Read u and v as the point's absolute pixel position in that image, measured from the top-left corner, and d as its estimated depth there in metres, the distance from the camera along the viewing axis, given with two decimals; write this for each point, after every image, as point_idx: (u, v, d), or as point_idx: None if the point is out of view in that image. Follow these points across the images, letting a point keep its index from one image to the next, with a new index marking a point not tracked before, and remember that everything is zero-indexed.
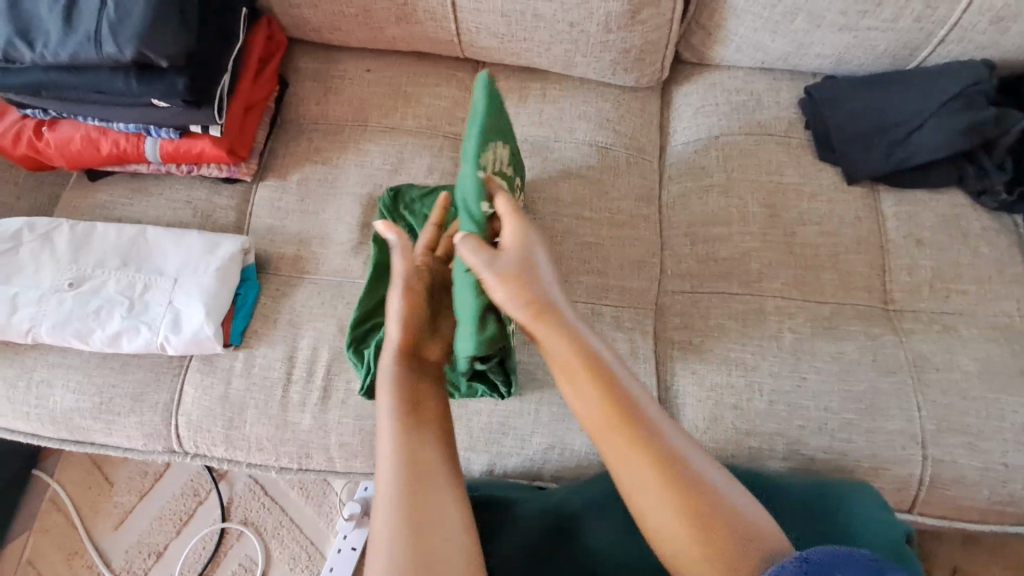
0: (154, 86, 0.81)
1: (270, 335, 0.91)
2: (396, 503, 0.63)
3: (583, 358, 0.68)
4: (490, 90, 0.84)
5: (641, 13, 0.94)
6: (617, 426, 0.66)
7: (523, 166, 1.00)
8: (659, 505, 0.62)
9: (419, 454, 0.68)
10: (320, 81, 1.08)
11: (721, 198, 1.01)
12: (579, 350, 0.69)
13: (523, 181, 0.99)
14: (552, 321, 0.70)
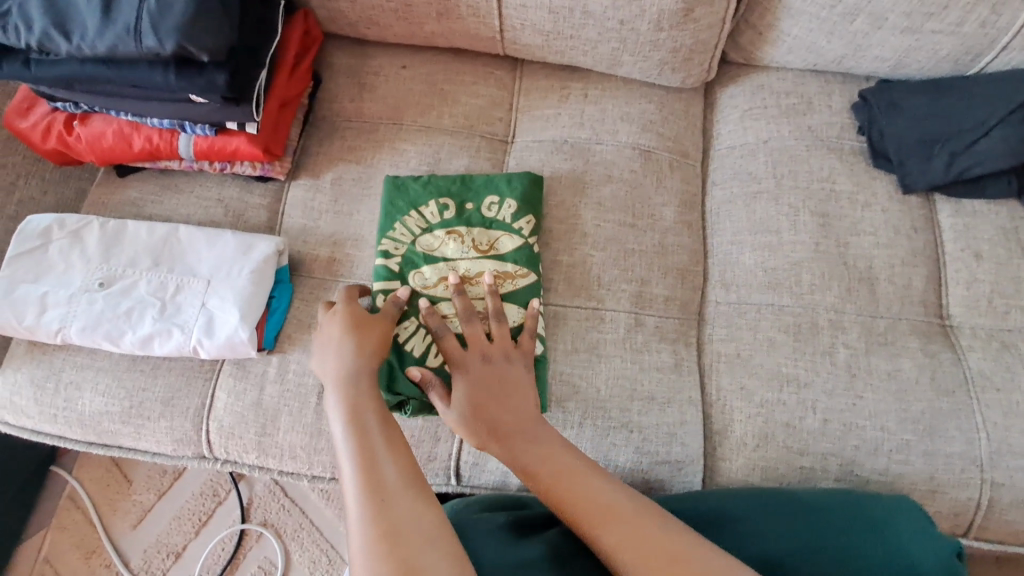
0: (193, 83, 0.78)
1: (304, 340, 0.88)
2: (372, 542, 0.58)
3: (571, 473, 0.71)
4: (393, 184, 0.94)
5: (694, 11, 0.90)
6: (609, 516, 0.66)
7: (518, 183, 0.94)
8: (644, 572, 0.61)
9: (396, 486, 0.63)
10: (354, 78, 1.05)
11: (770, 205, 0.97)
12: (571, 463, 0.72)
13: (521, 198, 0.93)
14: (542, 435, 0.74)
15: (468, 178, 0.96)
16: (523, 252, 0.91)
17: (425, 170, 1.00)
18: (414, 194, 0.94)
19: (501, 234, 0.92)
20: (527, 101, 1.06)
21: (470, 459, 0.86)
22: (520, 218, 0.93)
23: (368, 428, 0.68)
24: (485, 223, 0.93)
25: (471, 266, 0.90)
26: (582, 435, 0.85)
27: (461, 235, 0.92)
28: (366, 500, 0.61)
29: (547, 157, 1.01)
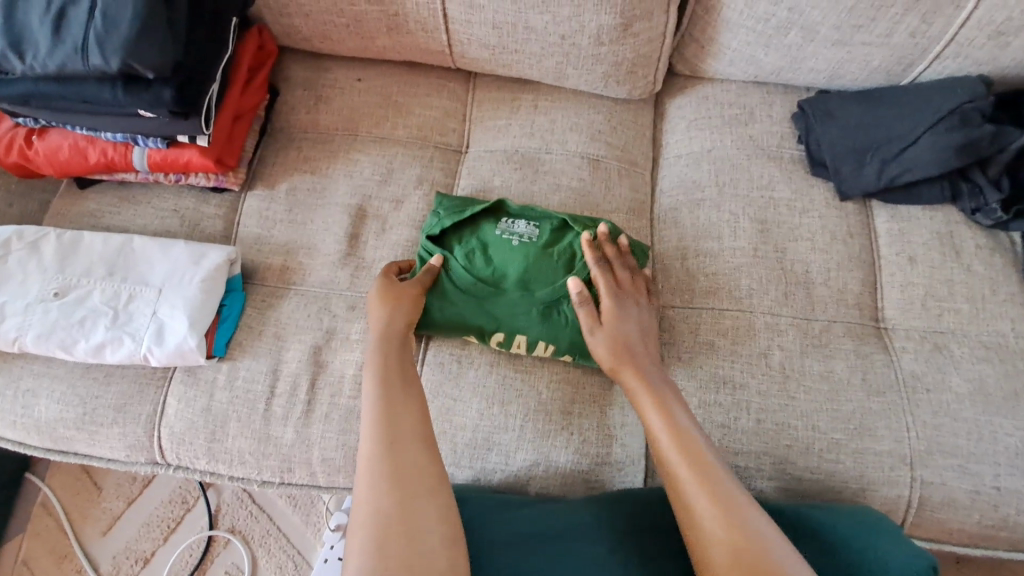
0: (141, 97, 0.80)
1: (254, 346, 0.90)
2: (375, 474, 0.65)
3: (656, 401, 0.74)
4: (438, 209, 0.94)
5: (633, 26, 0.93)
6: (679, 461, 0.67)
7: (440, 203, 0.94)
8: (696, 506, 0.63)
9: (406, 446, 0.67)
10: (311, 91, 1.08)
11: (712, 212, 1.00)
12: (653, 393, 0.75)
13: (454, 207, 0.93)
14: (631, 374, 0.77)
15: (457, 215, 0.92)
16: (541, 218, 0.93)
17: (379, 180, 1.03)
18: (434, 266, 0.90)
19: (519, 227, 0.92)
20: (479, 112, 1.09)
21: None
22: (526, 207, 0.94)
23: (386, 391, 0.73)
24: (500, 231, 0.91)
25: (516, 272, 0.88)
26: (524, 437, 0.86)
27: (486, 253, 0.90)
28: (379, 444, 0.67)
29: (497, 167, 1.04)
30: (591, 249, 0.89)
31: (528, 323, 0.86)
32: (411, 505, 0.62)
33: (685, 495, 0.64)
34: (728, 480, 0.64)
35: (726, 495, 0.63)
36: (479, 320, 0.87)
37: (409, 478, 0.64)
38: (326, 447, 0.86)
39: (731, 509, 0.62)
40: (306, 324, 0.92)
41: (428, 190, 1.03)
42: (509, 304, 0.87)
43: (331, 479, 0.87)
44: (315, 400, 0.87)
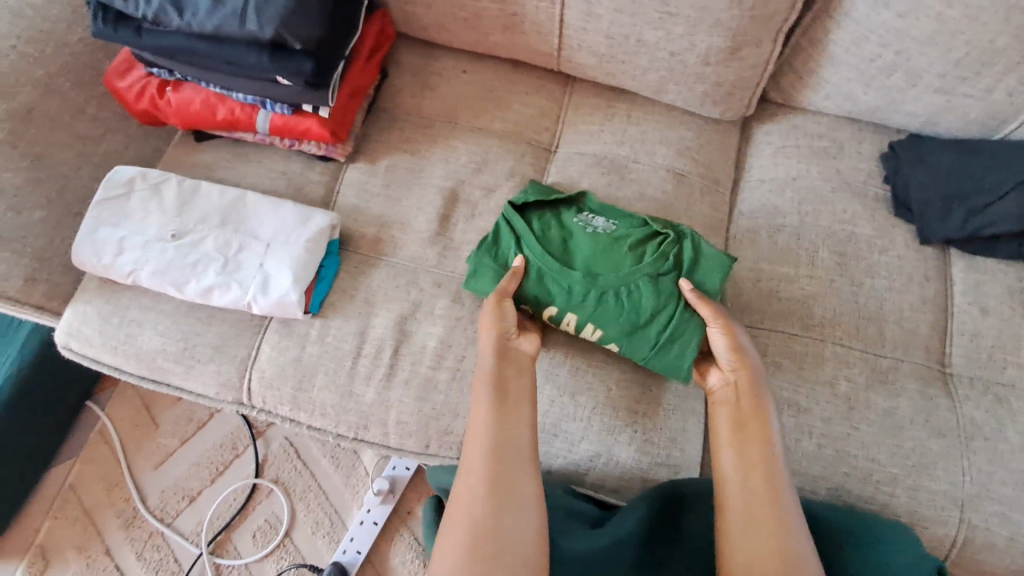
0: (282, 66, 0.86)
1: (345, 308, 0.96)
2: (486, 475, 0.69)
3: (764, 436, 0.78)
4: (527, 190, 0.99)
5: (740, 51, 0.96)
6: (767, 495, 0.73)
7: (529, 187, 0.99)
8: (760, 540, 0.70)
9: (512, 473, 0.70)
10: (418, 77, 1.14)
11: (790, 238, 1.03)
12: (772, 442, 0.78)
13: (539, 191, 0.98)
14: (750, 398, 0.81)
15: (542, 199, 0.98)
16: (621, 217, 0.97)
17: (473, 168, 1.08)
18: (511, 235, 0.95)
19: (598, 220, 0.96)
20: (573, 115, 1.13)
21: None
22: (607, 206, 0.99)
23: (503, 398, 0.77)
24: (579, 218, 0.96)
25: (585, 257, 0.92)
26: (590, 428, 0.90)
27: (561, 235, 0.94)
28: (493, 450, 0.71)
29: (586, 169, 1.08)
30: (662, 251, 0.91)
31: (582, 303, 0.88)
32: (510, 531, 0.65)
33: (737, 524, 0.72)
34: (792, 515, 0.72)
35: (796, 543, 0.69)
36: (536, 290, 0.90)
37: (512, 504, 0.67)
38: (403, 410, 0.91)
39: (796, 548, 0.69)
40: (394, 294, 0.97)
41: (518, 183, 1.07)
42: (571, 281, 0.90)
43: (401, 442, 0.92)
44: (397, 365, 0.93)
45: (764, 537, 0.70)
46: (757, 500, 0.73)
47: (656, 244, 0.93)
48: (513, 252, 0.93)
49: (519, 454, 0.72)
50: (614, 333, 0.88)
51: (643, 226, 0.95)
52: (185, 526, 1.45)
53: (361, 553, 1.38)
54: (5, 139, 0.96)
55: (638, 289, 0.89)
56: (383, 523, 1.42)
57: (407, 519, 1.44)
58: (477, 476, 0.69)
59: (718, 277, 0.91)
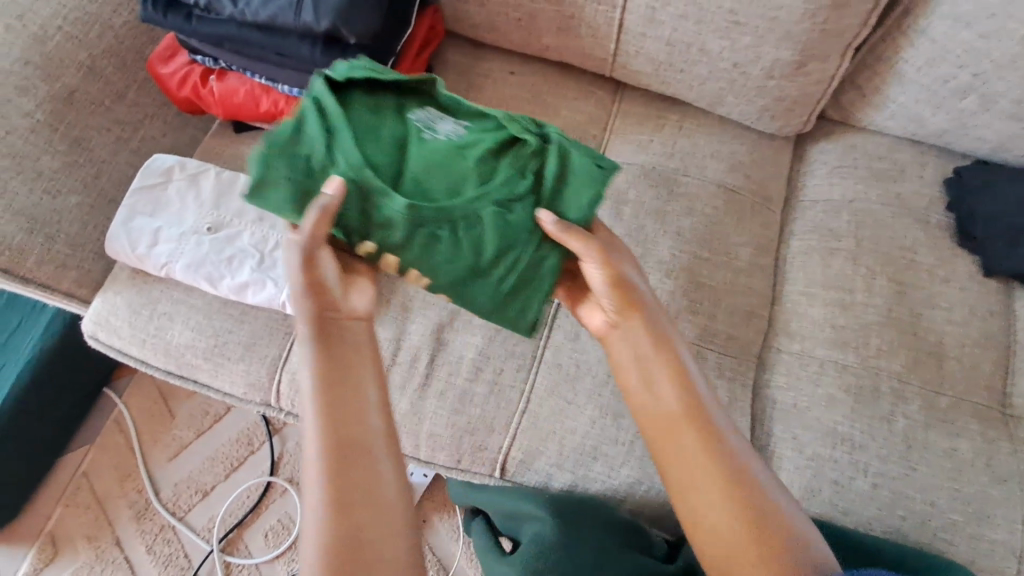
0: (335, 60, 0.84)
1: (382, 313, 0.92)
2: (326, 492, 0.55)
3: (693, 408, 0.69)
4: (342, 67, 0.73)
5: (807, 65, 0.92)
6: (697, 445, 0.67)
7: (354, 61, 0.73)
8: (722, 506, 0.64)
9: (357, 460, 0.57)
10: (464, 77, 1.11)
11: (846, 263, 0.99)
12: (689, 402, 0.69)
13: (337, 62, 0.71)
14: (635, 330, 0.73)
15: (371, 77, 0.71)
16: (473, 119, 0.75)
17: None
18: (322, 129, 0.67)
19: (446, 123, 0.74)
20: (622, 123, 1.09)
21: (519, 456, 0.87)
22: (458, 101, 0.76)
23: (364, 400, 0.61)
24: (421, 118, 0.73)
25: (303, 139, 0.67)
26: (632, 453, 0.86)
27: (383, 134, 0.70)
28: (330, 457, 0.57)
29: (633, 180, 1.04)
30: (519, 165, 0.72)
31: (405, 243, 0.68)
32: (384, 531, 0.55)
33: (694, 496, 0.65)
34: (749, 467, 0.67)
35: (768, 518, 0.63)
36: (354, 216, 0.67)
37: (365, 500, 0.56)
38: (437, 423, 0.87)
39: (765, 481, 0.67)
40: (432, 301, 0.93)
41: None
42: (392, 213, 0.67)
43: (432, 455, 0.88)
44: (432, 376, 0.89)
45: (724, 502, 0.64)
46: (699, 462, 0.66)
47: (502, 155, 0.72)
48: (320, 157, 0.67)
49: (371, 456, 0.58)
50: (499, 290, 0.72)
51: (497, 131, 0.74)
52: (197, 521, 1.42)
53: None
54: (44, 121, 0.94)
55: (560, 236, 0.71)
56: None
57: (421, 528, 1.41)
58: (317, 472, 0.56)
59: (586, 202, 0.73)
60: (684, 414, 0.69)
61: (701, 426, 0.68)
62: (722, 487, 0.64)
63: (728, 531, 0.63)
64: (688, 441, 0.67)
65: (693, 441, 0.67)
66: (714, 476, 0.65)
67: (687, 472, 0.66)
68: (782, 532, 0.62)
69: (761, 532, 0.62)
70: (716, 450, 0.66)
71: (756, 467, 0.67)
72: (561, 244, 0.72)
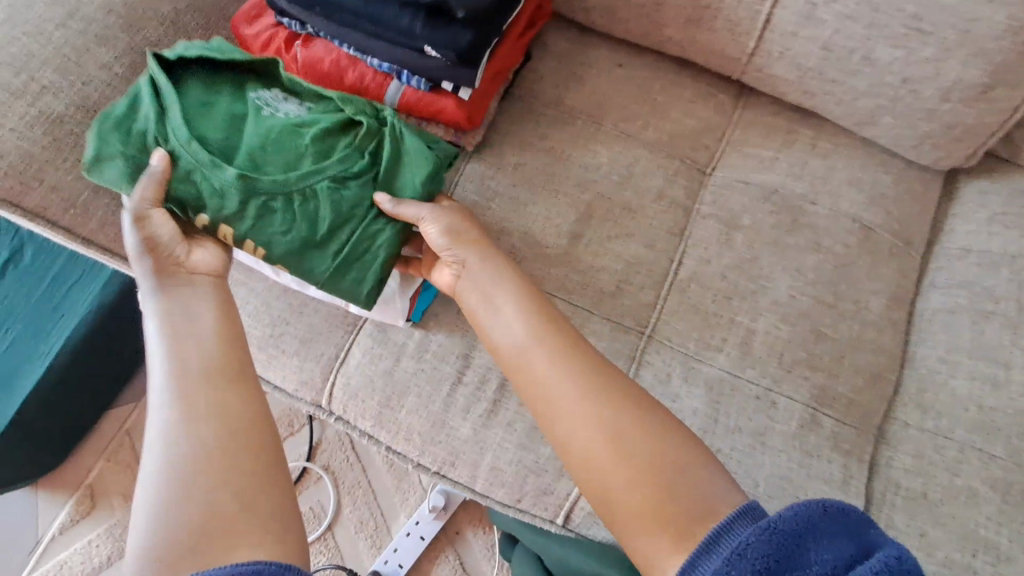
0: (436, 34, 0.77)
1: (451, 324, 0.82)
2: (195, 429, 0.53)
3: (550, 348, 0.65)
4: (214, 46, 0.81)
5: (996, 89, 0.76)
6: (590, 397, 0.60)
7: (263, 60, 0.81)
8: (615, 472, 0.56)
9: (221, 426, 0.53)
10: (564, 65, 0.99)
11: (1004, 331, 0.82)
12: (539, 336, 0.67)
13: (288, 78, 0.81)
14: (496, 293, 0.72)
15: (207, 57, 0.78)
16: (315, 100, 0.82)
17: (616, 181, 0.92)
18: (154, 105, 0.74)
19: (288, 103, 0.82)
20: (742, 135, 0.95)
21: (588, 508, 0.75)
22: (298, 81, 0.82)
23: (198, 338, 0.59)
24: (259, 100, 0.80)
25: (268, 149, 0.76)
26: None
27: (232, 115, 0.77)
28: (175, 384, 0.55)
29: (751, 203, 0.89)
30: (355, 146, 0.78)
31: (238, 210, 0.73)
32: (246, 492, 0.51)
33: (589, 458, 0.58)
34: (658, 428, 0.58)
35: (682, 488, 0.54)
36: (185, 191, 0.72)
37: (232, 428, 0.54)
38: (499, 456, 0.77)
39: (570, 415, 0.60)
40: None
41: (667, 206, 0.90)
42: (224, 182, 0.72)
43: (489, 490, 0.78)
44: (500, 403, 0.79)
45: (622, 469, 0.56)
46: (556, 410, 0.61)
47: (351, 140, 0.79)
48: (154, 130, 0.73)
49: (224, 382, 0.57)
50: (332, 261, 0.76)
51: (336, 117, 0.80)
52: None
53: (403, 567, 1.27)
54: (122, 75, 0.88)
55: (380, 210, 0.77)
56: (429, 540, 1.30)
57: (454, 540, 1.32)
58: (167, 424, 0.53)
59: (406, 178, 0.78)
60: (542, 359, 0.65)
61: (656, 437, 0.57)
62: (617, 448, 0.57)
63: (629, 498, 0.55)
64: (574, 391, 0.62)
65: (567, 374, 0.63)
66: (599, 431, 0.58)
67: (576, 426, 0.59)
68: (698, 500, 0.53)
69: (674, 502, 0.53)
70: (610, 404, 0.60)
71: (643, 417, 0.59)
72: (401, 220, 0.77)
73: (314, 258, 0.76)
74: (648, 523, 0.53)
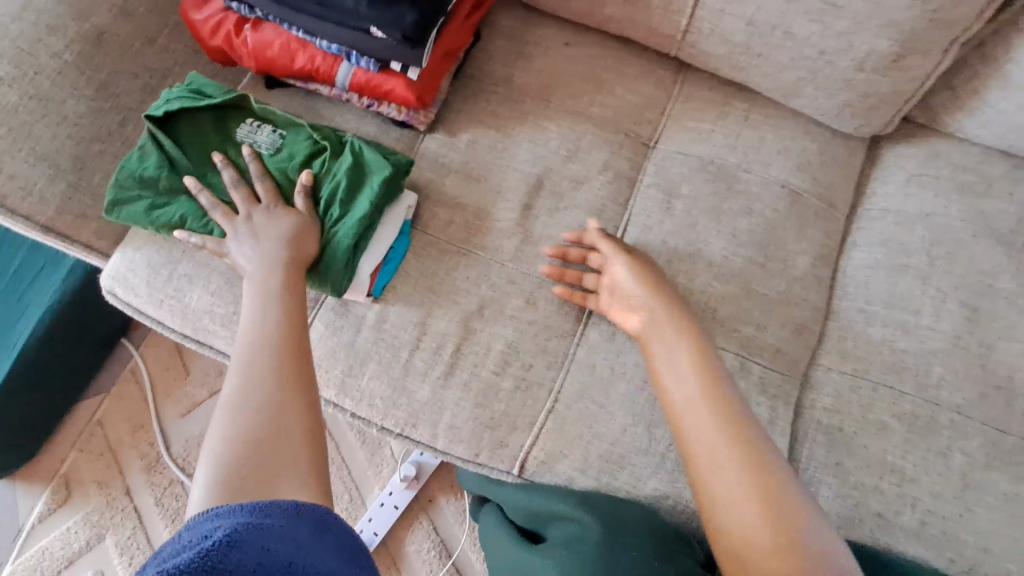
0: (381, 15, 0.79)
1: (409, 294, 0.87)
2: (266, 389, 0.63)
3: (715, 393, 0.73)
4: (195, 83, 0.90)
5: (904, 59, 0.83)
6: (723, 431, 0.70)
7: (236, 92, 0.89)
8: (733, 495, 0.66)
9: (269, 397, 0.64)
10: (513, 44, 1.03)
11: (916, 282, 0.90)
12: (715, 382, 0.74)
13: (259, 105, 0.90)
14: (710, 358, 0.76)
15: (187, 100, 0.88)
16: (282, 120, 0.90)
17: (564, 155, 0.96)
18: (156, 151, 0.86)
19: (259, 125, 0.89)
20: (682, 108, 1.00)
21: (540, 457, 0.81)
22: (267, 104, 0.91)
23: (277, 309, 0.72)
24: (235, 126, 0.89)
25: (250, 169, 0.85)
26: (662, 466, 0.81)
27: (214, 147, 0.88)
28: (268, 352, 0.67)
29: (689, 173, 0.96)
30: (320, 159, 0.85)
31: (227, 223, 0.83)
32: (297, 450, 0.60)
33: (712, 486, 0.68)
34: (767, 460, 0.68)
35: (782, 506, 0.64)
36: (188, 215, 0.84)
37: (296, 392, 0.64)
38: (456, 415, 0.83)
39: (697, 440, 0.71)
40: (464, 287, 0.87)
41: (612, 178, 0.96)
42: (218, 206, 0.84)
43: (449, 447, 0.83)
44: (457, 366, 0.84)
45: (744, 495, 0.65)
46: (720, 450, 0.69)
47: (320, 162, 0.87)
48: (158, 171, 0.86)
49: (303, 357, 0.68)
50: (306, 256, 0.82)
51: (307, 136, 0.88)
52: None
53: (377, 535, 1.33)
54: (71, 63, 0.89)
55: (346, 211, 0.84)
56: (402, 509, 1.35)
57: (427, 508, 1.38)
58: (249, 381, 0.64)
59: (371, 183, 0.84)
60: (690, 402, 0.73)
61: (779, 476, 0.66)
62: (732, 471, 0.67)
63: (754, 522, 0.64)
64: (720, 430, 0.70)
65: (723, 421, 0.71)
66: (730, 463, 0.68)
67: (723, 463, 0.68)
68: (802, 529, 0.63)
69: (791, 531, 0.62)
70: (728, 433, 0.69)
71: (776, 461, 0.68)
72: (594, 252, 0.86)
73: None
74: (742, 517, 0.65)
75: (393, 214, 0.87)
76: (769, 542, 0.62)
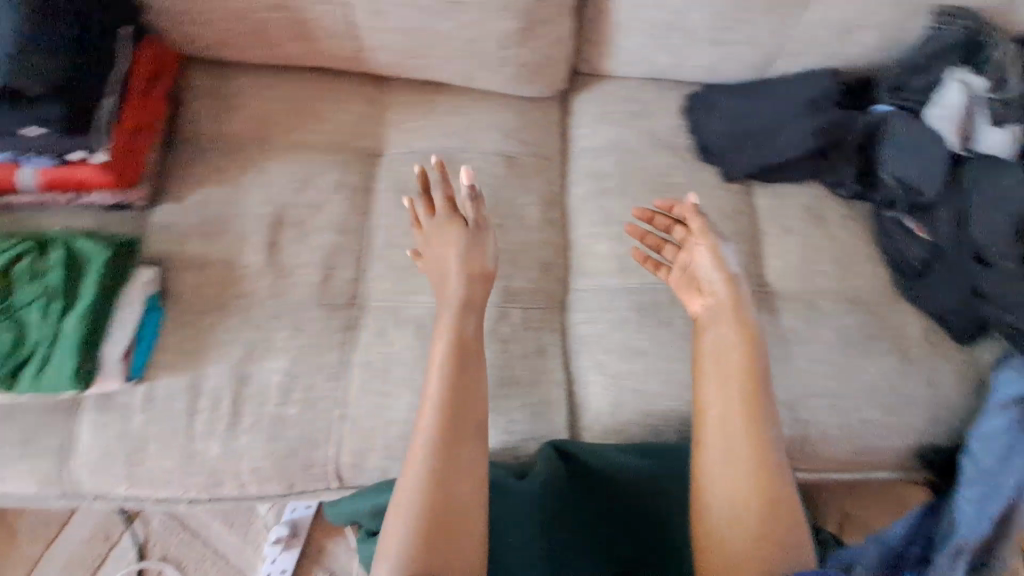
0: (29, 114, 0.80)
1: (173, 365, 0.88)
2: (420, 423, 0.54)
3: (749, 342, 0.83)
4: None
5: (533, 30, 1.00)
6: (749, 388, 0.80)
7: None
8: (730, 475, 0.77)
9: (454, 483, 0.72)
10: (216, 99, 1.06)
11: (617, 199, 1.09)
12: (745, 339, 0.83)
13: None
14: (737, 313, 0.85)
15: None
16: None
17: (296, 187, 1.02)
18: None
19: None
20: (393, 114, 1.11)
21: (349, 461, 0.88)
22: None
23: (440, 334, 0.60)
24: None
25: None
26: None
27: None
28: None
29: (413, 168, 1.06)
30: (29, 263, 0.84)
31: None
32: (442, 527, 0.69)
33: (699, 461, 0.79)
34: (773, 427, 0.79)
35: (779, 481, 0.76)
36: None
37: (456, 481, 0.73)
38: (256, 456, 0.86)
39: (705, 414, 0.81)
40: (229, 338, 0.90)
41: (347, 193, 1.03)
42: None
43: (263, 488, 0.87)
44: (243, 412, 0.87)
45: (731, 469, 0.77)
46: (733, 411, 0.79)
47: (25, 264, 0.85)
48: None
49: (466, 441, 0.76)
50: (41, 357, 0.80)
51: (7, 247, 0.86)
52: None
53: None
54: None
55: (73, 302, 0.83)
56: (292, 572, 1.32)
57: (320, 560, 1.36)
58: None
59: (97, 267, 0.86)
60: (733, 346, 0.83)
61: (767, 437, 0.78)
62: (745, 452, 0.77)
63: (733, 492, 0.76)
64: (733, 382, 0.81)
65: (739, 387, 0.81)
66: (739, 428, 0.79)
67: (727, 434, 0.79)
68: (788, 491, 0.76)
69: (775, 492, 0.76)
70: (758, 399, 0.80)
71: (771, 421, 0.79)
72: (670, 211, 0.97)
73: (25, 361, 0.81)
74: (716, 493, 0.77)
75: (131, 293, 0.87)
76: (745, 511, 0.75)
